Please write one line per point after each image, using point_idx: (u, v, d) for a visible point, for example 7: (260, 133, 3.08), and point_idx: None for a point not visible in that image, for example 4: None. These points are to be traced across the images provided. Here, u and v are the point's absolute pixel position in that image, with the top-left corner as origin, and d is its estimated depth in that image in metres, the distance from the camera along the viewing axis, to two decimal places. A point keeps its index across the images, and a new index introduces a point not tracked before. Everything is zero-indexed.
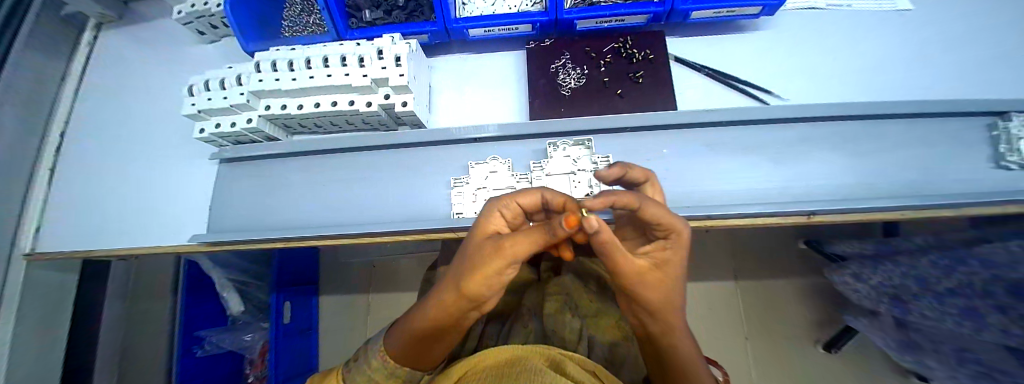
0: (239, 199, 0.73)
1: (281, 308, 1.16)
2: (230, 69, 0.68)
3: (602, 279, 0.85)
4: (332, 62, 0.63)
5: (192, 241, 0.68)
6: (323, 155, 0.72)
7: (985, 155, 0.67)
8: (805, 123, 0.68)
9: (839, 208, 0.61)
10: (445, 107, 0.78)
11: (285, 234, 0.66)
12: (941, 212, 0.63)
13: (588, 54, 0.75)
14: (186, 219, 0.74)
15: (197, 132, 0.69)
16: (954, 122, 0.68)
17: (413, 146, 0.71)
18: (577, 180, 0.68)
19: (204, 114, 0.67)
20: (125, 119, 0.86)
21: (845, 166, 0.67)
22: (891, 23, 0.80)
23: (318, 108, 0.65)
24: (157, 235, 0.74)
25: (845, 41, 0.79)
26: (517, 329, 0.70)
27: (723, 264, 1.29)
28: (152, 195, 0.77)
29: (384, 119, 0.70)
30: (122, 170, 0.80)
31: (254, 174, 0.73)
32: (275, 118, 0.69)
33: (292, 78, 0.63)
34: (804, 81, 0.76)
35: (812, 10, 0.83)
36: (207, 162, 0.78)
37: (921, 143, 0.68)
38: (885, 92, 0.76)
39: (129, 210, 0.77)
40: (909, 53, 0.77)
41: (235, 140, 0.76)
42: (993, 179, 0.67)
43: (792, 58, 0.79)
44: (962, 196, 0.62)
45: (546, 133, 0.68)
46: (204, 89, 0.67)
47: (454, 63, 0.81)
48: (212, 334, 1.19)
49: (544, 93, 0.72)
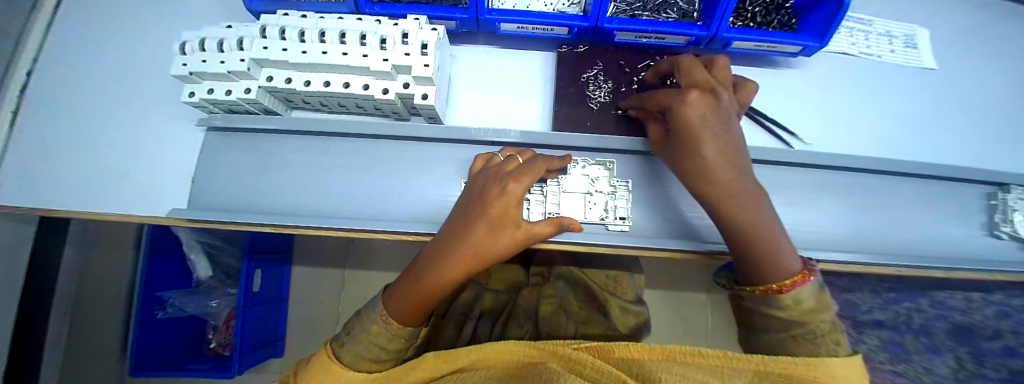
0: (226, 174, 0.66)
1: (251, 275, 1.08)
2: (230, 29, 0.61)
3: (591, 289, 0.86)
4: (350, 39, 0.57)
5: (170, 215, 0.62)
6: (323, 137, 0.66)
7: (981, 222, 0.71)
8: (827, 170, 0.68)
9: (846, 257, 0.62)
10: (464, 102, 0.73)
11: (274, 218, 0.60)
12: (935, 273, 0.65)
13: (622, 68, 0.72)
14: (158, 186, 0.67)
15: (185, 96, 0.61)
16: (954, 185, 0.71)
17: (426, 141, 0.66)
18: (593, 201, 0.65)
19: (196, 77, 0.59)
20: (80, 57, 0.70)
21: (855, 217, 0.68)
22: (913, 80, 0.82)
23: (326, 87, 0.59)
24: (116, 201, 0.66)
25: (870, 92, 0.80)
26: (512, 327, 0.68)
27: (694, 279, 1.26)
28: (116, 155, 0.68)
29: (398, 107, 0.65)
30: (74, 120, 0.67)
31: (245, 149, 0.67)
32: (277, 91, 0.63)
33: (302, 50, 0.57)
34: (825, 127, 0.77)
35: (845, 56, 0.82)
36: (193, 129, 0.70)
37: (926, 202, 0.70)
38: (896, 148, 0.77)
39: (78, 169, 0.66)
40: (921, 113, 0.80)
41: (228, 108, 0.69)
42: (983, 246, 0.70)
43: (819, 101, 0.79)
44: (957, 261, 0.65)
45: (570, 146, 0.65)
46: (199, 49, 0.60)
47: (479, 55, 0.76)
48: (174, 296, 1.10)
49: (571, 103, 0.69)
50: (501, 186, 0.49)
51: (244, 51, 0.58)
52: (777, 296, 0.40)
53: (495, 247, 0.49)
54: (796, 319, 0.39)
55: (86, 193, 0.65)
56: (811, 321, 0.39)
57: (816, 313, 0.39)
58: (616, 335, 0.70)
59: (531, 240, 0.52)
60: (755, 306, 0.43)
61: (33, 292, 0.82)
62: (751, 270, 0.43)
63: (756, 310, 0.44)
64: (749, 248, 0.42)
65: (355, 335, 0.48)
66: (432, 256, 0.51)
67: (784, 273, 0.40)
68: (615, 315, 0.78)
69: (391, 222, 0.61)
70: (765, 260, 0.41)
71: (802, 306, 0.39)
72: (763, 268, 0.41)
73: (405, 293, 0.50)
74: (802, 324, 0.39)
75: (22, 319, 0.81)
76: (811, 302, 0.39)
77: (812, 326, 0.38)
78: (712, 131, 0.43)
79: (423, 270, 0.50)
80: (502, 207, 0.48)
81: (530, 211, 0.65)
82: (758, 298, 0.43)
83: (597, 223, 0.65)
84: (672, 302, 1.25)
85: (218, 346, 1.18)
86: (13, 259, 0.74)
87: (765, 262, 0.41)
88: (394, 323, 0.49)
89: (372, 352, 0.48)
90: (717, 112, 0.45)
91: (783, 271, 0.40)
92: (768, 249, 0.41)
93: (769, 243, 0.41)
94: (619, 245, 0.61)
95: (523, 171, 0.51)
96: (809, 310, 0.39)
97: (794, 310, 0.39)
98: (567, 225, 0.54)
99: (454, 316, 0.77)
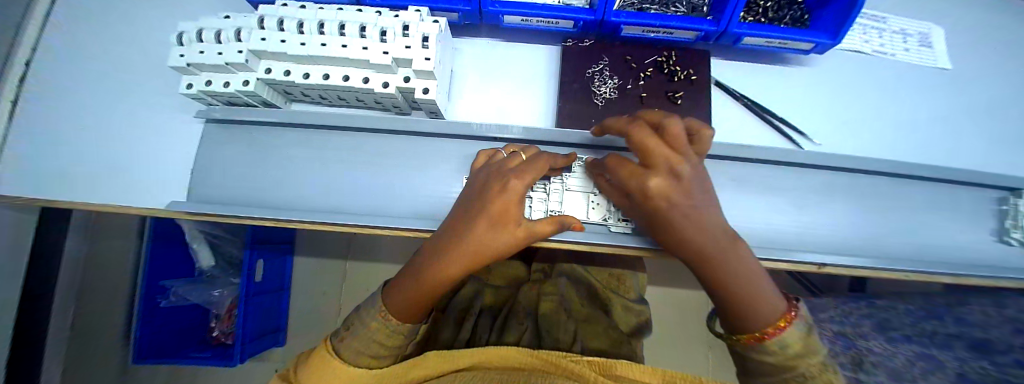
0: (225, 167, 0.66)
1: (252, 267, 1.08)
2: (229, 19, 0.60)
3: (592, 287, 0.85)
4: (350, 31, 0.56)
5: (169, 208, 0.61)
6: (323, 131, 0.66)
7: (991, 227, 0.69)
8: (836, 172, 0.67)
9: (854, 260, 0.61)
10: (466, 97, 0.72)
11: (273, 212, 0.60)
12: (942, 278, 0.64)
13: (628, 64, 0.71)
14: (156, 179, 0.67)
15: (183, 87, 0.60)
16: (966, 189, 0.69)
17: (427, 135, 0.65)
18: (596, 200, 0.64)
19: (193, 68, 0.58)
20: (79, 44, 0.70)
21: (862, 220, 0.67)
22: (928, 79, 0.80)
23: (325, 80, 0.58)
24: (114, 193, 0.65)
25: (883, 91, 0.78)
26: (512, 325, 0.67)
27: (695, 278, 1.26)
28: (115, 147, 0.67)
29: (399, 101, 0.64)
30: (73, 110, 0.67)
31: (244, 142, 0.66)
32: (276, 83, 0.62)
33: (301, 42, 0.56)
34: (835, 127, 0.75)
35: (857, 54, 0.80)
36: (192, 120, 0.69)
37: (936, 206, 0.68)
38: (908, 149, 0.76)
39: (77, 160, 0.65)
40: (934, 114, 0.78)
41: (228, 100, 0.68)
42: (992, 251, 0.69)
43: (830, 101, 0.77)
44: (964, 266, 0.64)
45: (574, 143, 0.64)
46: (197, 40, 0.59)
47: (482, 48, 0.74)
48: (177, 285, 1.11)
49: (575, 99, 0.68)
50: (503, 186, 0.48)
51: (242, 41, 0.57)
52: (760, 344, 0.38)
53: (491, 245, 0.48)
54: (784, 364, 0.37)
55: (85, 185, 0.65)
56: (801, 369, 0.36)
57: (804, 357, 0.37)
58: (616, 334, 0.70)
59: (531, 239, 0.51)
60: (741, 351, 0.41)
61: (36, 281, 0.83)
62: (732, 320, 0.41)
63: (743, 354, 0.41)
64: (732, 301, 0.40)
65: (355, 329, 0.48)
66: (431, 253, 0.50)
67: (763, 321, 0.38)
68: (617, 314, 0.80)
69: (391, 218, 0.61)
70: (742, 319, 0.39)
71: (789, 352, 0.37)
72: (744, 320, 0.39)
73: (404, 289, 0.49)
74: (790, 372, 0.36)
75: (26, 308, 0.82)
76: (798, 348, 0.37)
77: (799, 371, 0.36)
78: (679, 212, 0.40)
79: (421, 267, 0.50)
80: (504, 204, 0.47)
81: (532, 209, 0.64)
82: (741, 345, 0.40)
83: (599, 222, 0.64)
84: (671, 300, 1.25)
85: (220, 335, 1.20)
86: (15, 249, 0.74)
87: (741, 319, 0.39)
88: (392, 320, 0.49)
89: (371, 348, 0.47)
90: (682, 188, 0.39)
91: (764, 318, 0.38)
92: (752, 303, 0.39)
93: (751, 294, 0.39)
94: (621, 245, 0.60)
95: (525, 168, 0.50)
96: (796, 356, 0.37)
97: (783, 356, 0.37)
98: (567, 224, 0.54)
99: (454, 312, 0.77)
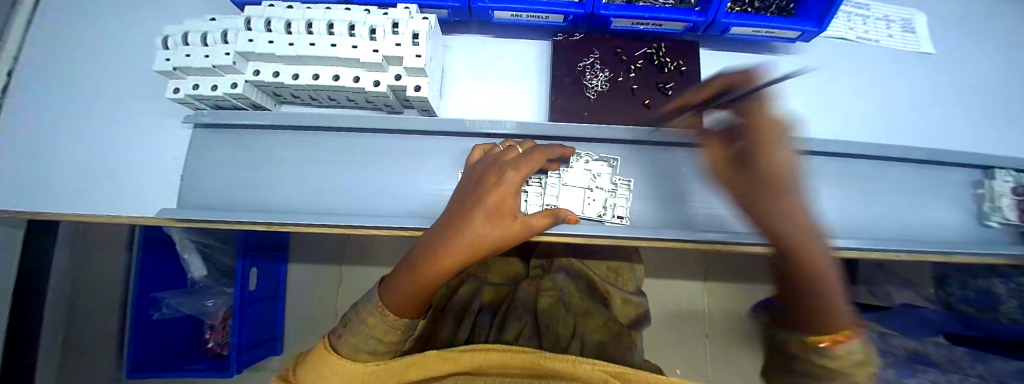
0: (217, 172, 0.65)
1: (246, 274, 1.05)
2: (214, 21, 0.59)
3: (591, 280, 0.86)
4: (339, 30, 0.56)
5: (159, 216, 0.60)
6: (314, 133, 0.65)
7: (979, 207, 0.71)
8: (825, 157, 0.67)
9: (844, 242, 0.62)
10: (457, 94, 0.71)
11: (267, 215, 0.59)
12: (932, 258, 0.66)
13: (619, 57, 0.71)
14: (148, 188, 0.66)
15: (170, 91, 0.59)
16: (952, 170, 0.71)
17: (421, 134, 0.65)
18: (592, 197, 0.64)
19: (179, 72, 0.57)
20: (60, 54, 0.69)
21: (853, 203, 0.68)
22: (911, 64, 0.82)
23: (315, 81, 0.57)
24: (102, 203, 0.64)
25: (868, 76, 0.80)
26: (512, 320, 0.67)
27: (692, 269, 1.27)
28: (100, 156, 0.65)
29: (391, 100, 0.64)
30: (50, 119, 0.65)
31: (235, 146, 0.65)
32: (266, 85, 0.61)
33: (289, 43, 0.55)
34: (823, 113, 0.76)
35: (842, 42, 0.81)
36: (180, 126, 0.69)
37: (924, 188, 0.70)
38: (894, 133, 0.77)
39: (56, 170, 0.63)
40: (918, 98, 0.80)
41: (216, 104, 0.67)
42: (979, 230, 0.71)
43: (817, 88, 0.78)
44: (954, 246, 0.65)
45: (569, 138, 0.64)
46: (182, 43, 0.58)
47: (472, 45, 0.74)
48: (169, 296, 1.09)
49: (568, 93, 0.68)
50: (500, 179, 0.49)
51: (230, 43, 0.56)
52: (832, 347, 0.34)
53: (488, 236, 0.47)
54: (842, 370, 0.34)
55: (68, 195, 0.63)
56: (853, 374, 0.34)
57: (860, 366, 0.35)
58: (615, 326, 0.70)
59: (528, 233, 0.51)
60: (801, 354, 0.36)
61: (27, 296, 0.81)
62: (797, 318, 0.36)
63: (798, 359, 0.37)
64: (808, 289, 0.36)
65: (352, 326, 0.47)
66: (428, 247, 0.49)
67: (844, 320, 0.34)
68: (617, 307, 0.80)
69: (387, 218, 0.60)
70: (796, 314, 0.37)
71: (853, 359, 0.34)
72: (814, 312, 0.35)
73: (401, 283, 0.47)
74: (843, 377, 0.34)
75: (14, 325, 0.79)
76: (860, 358, 0.35)
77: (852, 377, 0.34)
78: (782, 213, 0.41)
79: (418, 262, 0.48)
80: (500, 196, 0.48)
81: (528, 203, 0.64)
82: (808, 348, 0.35)
83: (595, 219, 0.64)
84: (669, 293, 1.25)
85: (216, 346, 1.16)
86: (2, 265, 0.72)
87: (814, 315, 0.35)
88: (390, 315, 0.47)
89: (370, 344, 0.46)
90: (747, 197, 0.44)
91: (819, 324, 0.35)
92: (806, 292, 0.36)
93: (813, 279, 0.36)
94: (620, 237, 0.60)
95: (523, 161, 0.51)
96: (856, 363, 0.34)
97: (846, 361, 0.34)
98: (562, 217, 0.54)
99: (454, 308, 0.76)
